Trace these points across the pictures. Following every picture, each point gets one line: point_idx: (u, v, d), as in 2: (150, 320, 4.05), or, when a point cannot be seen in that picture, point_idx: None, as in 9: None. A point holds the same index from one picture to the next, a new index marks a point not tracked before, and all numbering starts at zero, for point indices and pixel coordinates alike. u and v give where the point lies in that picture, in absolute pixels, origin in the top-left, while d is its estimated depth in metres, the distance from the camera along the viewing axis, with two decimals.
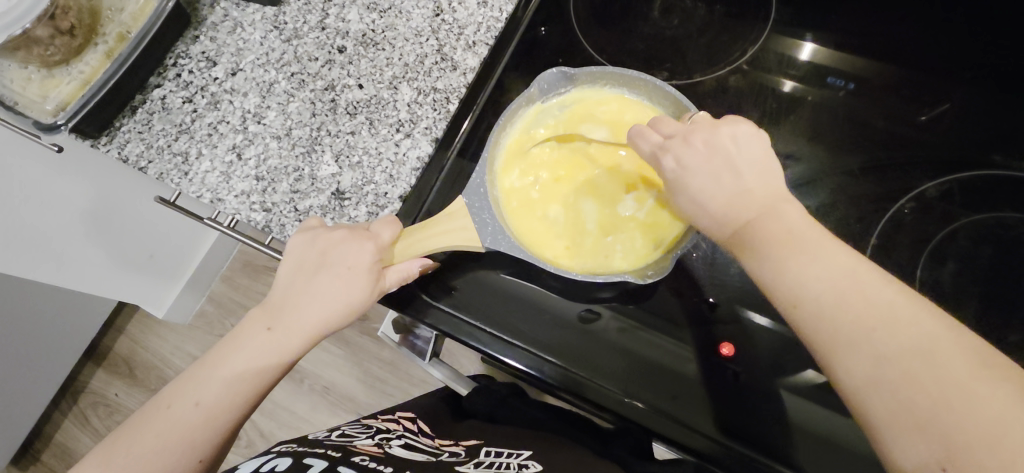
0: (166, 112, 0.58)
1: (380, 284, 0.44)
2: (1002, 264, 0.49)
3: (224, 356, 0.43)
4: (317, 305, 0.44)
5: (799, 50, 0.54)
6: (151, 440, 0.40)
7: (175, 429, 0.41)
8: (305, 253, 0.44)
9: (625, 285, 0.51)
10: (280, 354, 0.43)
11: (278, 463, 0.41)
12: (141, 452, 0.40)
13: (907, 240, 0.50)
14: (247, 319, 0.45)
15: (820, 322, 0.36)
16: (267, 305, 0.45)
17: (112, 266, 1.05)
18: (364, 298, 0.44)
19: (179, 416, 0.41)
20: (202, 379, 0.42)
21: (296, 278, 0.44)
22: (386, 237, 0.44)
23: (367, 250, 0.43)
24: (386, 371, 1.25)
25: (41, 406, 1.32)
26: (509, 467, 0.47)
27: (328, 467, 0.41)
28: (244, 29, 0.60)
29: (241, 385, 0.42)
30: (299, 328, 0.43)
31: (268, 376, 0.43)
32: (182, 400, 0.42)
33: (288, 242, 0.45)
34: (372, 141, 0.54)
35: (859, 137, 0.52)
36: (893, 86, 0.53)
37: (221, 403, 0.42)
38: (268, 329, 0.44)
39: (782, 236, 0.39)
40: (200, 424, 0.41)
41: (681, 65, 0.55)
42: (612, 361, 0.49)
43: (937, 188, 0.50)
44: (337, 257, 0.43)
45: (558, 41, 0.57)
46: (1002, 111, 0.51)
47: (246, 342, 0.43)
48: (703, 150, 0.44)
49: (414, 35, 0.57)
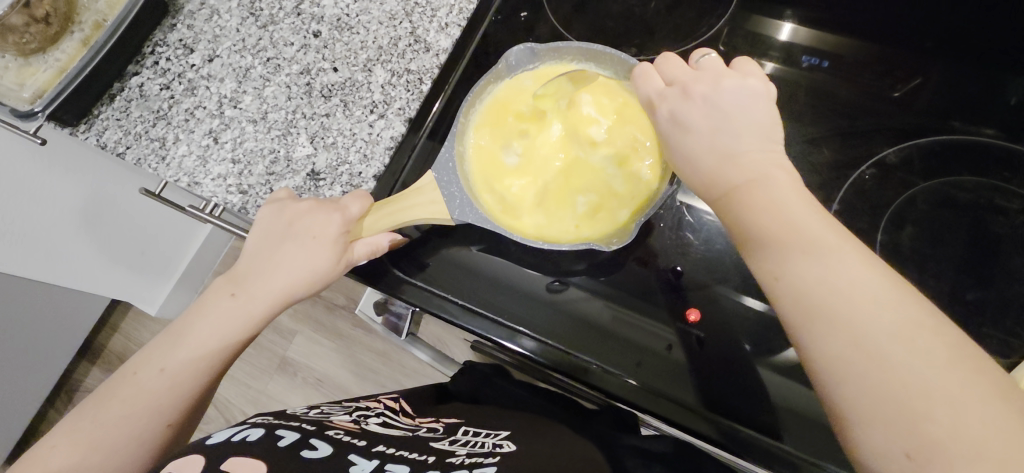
0: (144, 99, 0.58)
1: (346, 255, 0.46)
2: (961, 227, 0.50)
3: (188, 325, 0.47)
4: (281, 273, 0.46)
5: (778, 31, 0.55)
6: (120, 405, 0.45)
7: (142, 395, 0.45)
8: (272, 225, 0.46)
9: (594, 257, 0.52)
10: (242, 321, 0.47)
11: (250, 434, 0.43)
12: (112, 415, 0.45)
13: (867, 206, 0.51)
14: (213, 288, 0.48)
15: (799, 280, 0.37)
16: (233, 272, 0.49)
17: (103, 262, 1.06)
18: (329, 267, 0.46)
19: (145, 382, 0.45)
20: (168, 348, 0.46)
21: (260, 251, 0.47)
22: (354, 211, 0.46)
23: (332, 221, 0.45)
24: (377, 361, 1.26)
25: (36, 403, 1.33)
26: (484, 447, 0.46)
27: (300, 441, 0.43)
28: (220, 16, 0.60)
29: (202, 352, 0.46)
30: (260, 297, 0.47)
31: (230, 344, 0.47)
32: (150, 367, 0.46)
33: (258, 216, 0.48)
34: (347, 122, 0.55)
35: (824, 109, 0.53)
36: (861, 58, 0.54)
37: (185, 369, 0.46)
38: (232, 296, 0.47)
39: (769, 208, 0.39)
40: (165, 389, 0.45)
41: (649, 41, 0.56)
42: (579, 330, 0.50)
43: (897, 154, 0.52)
44: (301, 229, 0.45)
45: (530, 21, 0.58)
46: (967, 80, 0.52)
47: (210, 311, 0.47)
48: (703, 101, 0.44)
49: (387, 18, 0.57)
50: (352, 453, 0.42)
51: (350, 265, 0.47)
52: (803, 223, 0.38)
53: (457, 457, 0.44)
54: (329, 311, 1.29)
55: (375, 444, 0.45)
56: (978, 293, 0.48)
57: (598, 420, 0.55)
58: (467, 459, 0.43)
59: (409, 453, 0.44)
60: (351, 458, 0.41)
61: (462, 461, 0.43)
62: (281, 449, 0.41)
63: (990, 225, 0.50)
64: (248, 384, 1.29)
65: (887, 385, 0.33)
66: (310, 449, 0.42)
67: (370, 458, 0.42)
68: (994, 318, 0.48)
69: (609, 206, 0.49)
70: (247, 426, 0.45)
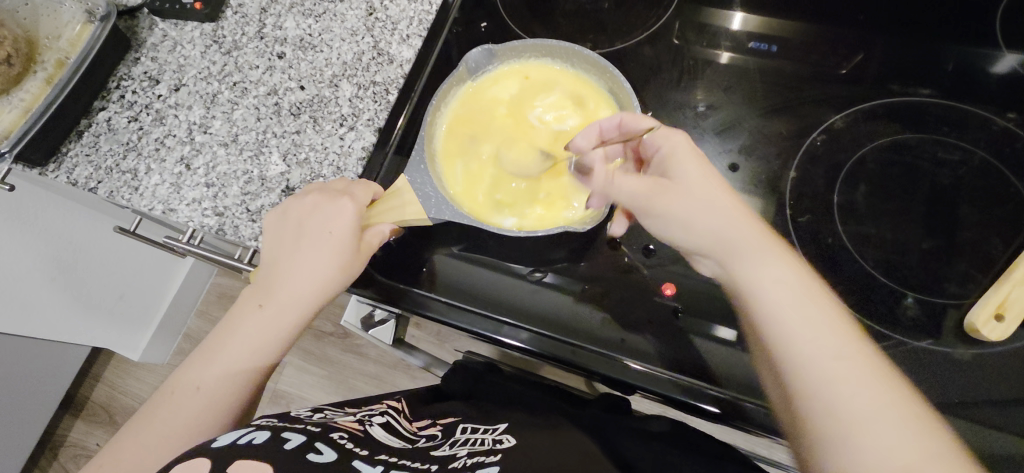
0: (113, 133, 0.58)
1: (361, 247, 0.47)
2: (913, 183, 0.53)
3: (222, 338, 0.47)
4: (301, 275, 0.47)
5: (730, 21, 0.58)
6: (160, 426, 0.44)
7: (180, 414, 0.45)
8: (286, 227, 0.47)
9: (572, 244, 0.53)
10: (273, 327, 0.47)
11: (256, 437, 0.42)
12: (153, 437, 0.44)
13: (823, 169, 0.53)
14: (240, 298, 0.49)
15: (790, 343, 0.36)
16: (256, 283, 0.48)
17: (77, 306, 1.05)
18: (349, 259, 0.47)
19: (183, 402, 0.45)
20: (204, 362, 0.46)
21: (279, 253, 0.48)
22: (360, 197, 0.47)
23: (343, 212, 0.46)
24: (370, 384, 1.25)
25: (19, 463, 1.28)
26: (484, 443, 0.46)
27: (306, 445, 0.42)
28: (183, 46, 0.61)
29: (236, 366, 0.46)
30: (285, 300, 0.47)
31: (264, 349, 0.47)
32: (187, 383, 0.46)
33: (266, 222, 0.49)
34: (318, 137, 0.56)
35: (774, 86, 0.56)
36: (803, 39, 0.57)
37: (221, 384, 0.46)
38: (259, 304, 0.47)
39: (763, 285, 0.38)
40: (202, 407, 0.45)
41: (602, 36, 0.58)
42: (561, 315, 0.51)
43: (843, 119, 0.54)
44: (316, 224, 0.46)
45: (489, 26, 0.60)
46: (902, 50, 0.56)
47: (239, 320, 0.47)
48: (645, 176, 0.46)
49: (350, 35, 0.59)
50: (356, 460, 0.42)
51: (367, 256, 0.48)
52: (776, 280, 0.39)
53: (459, 460, 0.43)
54: (316, 338, 1.28)
55: (378, 450, 0.45)
56: (930, 241, 0.51)
57: (592, 405, 0.55)
58: (469, 460, 0.43)
59: (413, 462, 0.44)
60: (355, 464, 0.41)
61: (463, 463, 0.42)
62: (288, 451, 0.41)
63: (936, 177, 0.53)
64: None
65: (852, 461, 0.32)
66: (316, 453, 0.41)
67: (374, 464, 0.42)
68: (949, 263, 0.50)
69: (488, 98, 0.54)
70: (253, 428, 0.44)
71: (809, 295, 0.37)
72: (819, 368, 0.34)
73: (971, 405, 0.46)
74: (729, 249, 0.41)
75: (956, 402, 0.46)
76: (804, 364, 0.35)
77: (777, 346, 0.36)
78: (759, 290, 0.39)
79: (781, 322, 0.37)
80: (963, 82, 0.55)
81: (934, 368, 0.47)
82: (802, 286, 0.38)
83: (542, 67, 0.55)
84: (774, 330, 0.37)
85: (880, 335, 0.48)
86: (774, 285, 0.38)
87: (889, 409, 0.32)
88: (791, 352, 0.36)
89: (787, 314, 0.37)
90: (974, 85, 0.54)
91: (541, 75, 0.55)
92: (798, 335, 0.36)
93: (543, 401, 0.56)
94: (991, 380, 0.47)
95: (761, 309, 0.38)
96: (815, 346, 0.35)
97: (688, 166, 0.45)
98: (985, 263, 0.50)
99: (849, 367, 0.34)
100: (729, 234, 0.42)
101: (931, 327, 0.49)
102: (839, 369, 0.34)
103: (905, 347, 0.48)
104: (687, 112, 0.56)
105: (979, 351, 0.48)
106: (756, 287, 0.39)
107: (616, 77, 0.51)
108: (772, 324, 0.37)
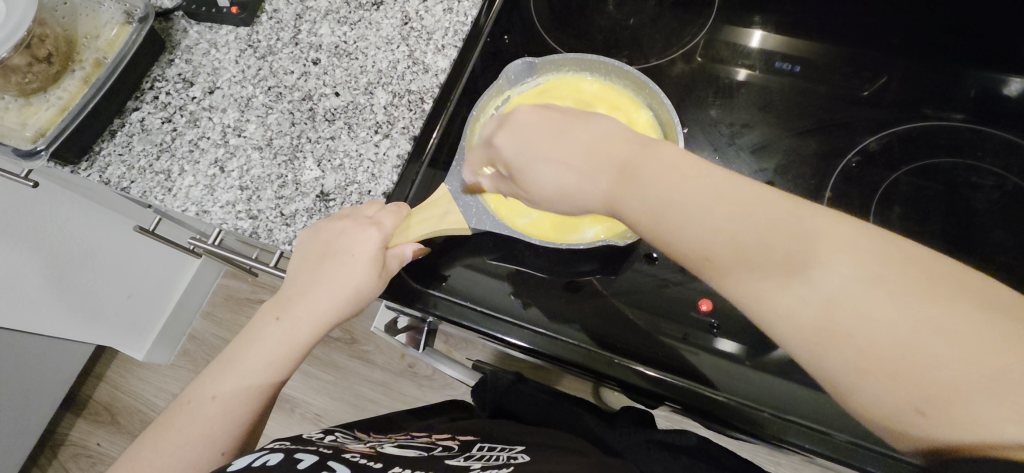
0: (147, 133, 0.59)
1: (384, 270, 0.46)
2: (947, 205, 0.53)
3: (238, 352, 0.45)
4: (324, 292, 0.46)
5: (749, 39, 0.59)
6: (175, 433, 0.43)
7: (194, 424, 0.43)
8: (312, 245, 0.47)
9: (605, 257, 0.53)
10: (289, 344, 0.45)
11: (269, 459, 0.41)
12: (168, 444, 0.43)
13: (857, 191, 0.54)
14: (261, 311, 0.47)
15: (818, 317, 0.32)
16: (277, 296, 0.47)
17: (85, 304, 1.05)
18: (371, 281, 0.46)
19: (198, 411, 0.43)
20: (219, 373, 0.45)
21: (302, 270, 0.47)
22: (388, 225, 0.46)
23: (370, 235, 0.45)
24: (377, 391, 1.24)
25: (18, 462, 1.27)
26: (498, 460, 0.45)
27: (318, 464, 0.41)
28: (218, 49, 0.62)
29: (252, 378, 0.44)
30: (305, 317, 0.46)
31: (281, 365, 0.45)
32: (201, 395, 0.44)
33: (297, 241, 0.49)
34: (352, 144, 0.56)
35: (805, 107, 0.57)
36: (833, 61, 0.58)
37: (236, 395, 0.44)
38: (277, 320, 0.46)
39: (748, 235, 0.35)
40: (216, 417, 0.43)
41: (638, 52, 0.59)
42: (598, 329, 0.51)
43: (877, 142, 0.55)
44: (341, 245, 0.46)
45: (523, 40, 0.60)
46: (934, 76, 0.57)
47: (257, 333, 0.46)
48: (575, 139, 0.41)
49: (385, 43, 0.60)
50: None
51: (389, 280, 0.47)
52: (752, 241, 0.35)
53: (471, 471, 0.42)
54: (324, 343, 1.28)
55: (391, 465, 0.43)
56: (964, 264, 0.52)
57: (619, 419, 0.55)
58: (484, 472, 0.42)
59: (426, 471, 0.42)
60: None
61: None
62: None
63: (969, 201, 0.53)
64: None
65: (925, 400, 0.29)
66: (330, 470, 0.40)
67: None
68: None
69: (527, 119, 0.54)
70: (266, 450, 0.43)
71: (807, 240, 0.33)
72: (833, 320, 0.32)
73: None
74: (665, 227, 0.38)
75: None
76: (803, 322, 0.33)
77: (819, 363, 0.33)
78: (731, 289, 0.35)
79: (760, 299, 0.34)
80: (991, 108, 0.56)
81: None
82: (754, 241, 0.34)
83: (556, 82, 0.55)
84: (787, 324, 0.33)
85: None
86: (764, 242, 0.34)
87: (929, 333, 0.29)
88: (806, 338, 0.33)
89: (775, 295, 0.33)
90: (1002, 110, 0.55)
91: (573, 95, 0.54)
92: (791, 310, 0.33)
93: (571, 414, 0.56)
94: None
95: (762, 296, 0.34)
96: (836, 312, 0.31)
97: (529, 151, 0.41)
98: (1013, 287, 0.51)
99: (875, 310, 0.31)
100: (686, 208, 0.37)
101: None
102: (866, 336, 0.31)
103: None
104: (720, 130, 0.56)
105: None
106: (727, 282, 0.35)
107: (656, 92, 0.51)
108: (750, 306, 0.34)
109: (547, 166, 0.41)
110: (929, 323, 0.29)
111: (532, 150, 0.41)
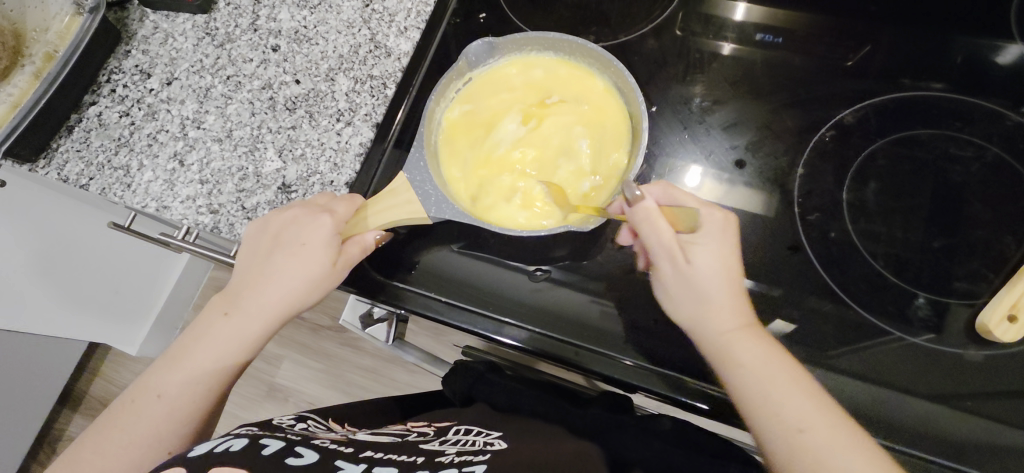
0: (104, 128, 0.57)
1: (341, 257, 0.45)
2: (926, 178, 0.52)
3: (185, 348, 0.44)
4: (278, 285, 0.45)
5: (733, 12, 0.57)
6: (117, 434, 0.42)
7: (138, 423, 0.42)
8: (260, 239, 0.46)
9: (574, 243, 0.52)
10: (239, 340, 0.44)
11: (233, 444, 0.38)
12: (112, 445, 0.41)
13: (831, 166, 0.52)
14: (209, 306, 0.46)
15: (750, 380, 0.41)
16: (228, 291, 0.46)
17: (71, 302, 1.04)
18: (325, 272, 0.45)
19: (143, 410, 0.42)
20: (166, 371, 0.44)
21: (252, 264, 0.46)
22: (342, 212, 0.45)
23: (323, 226, 0.44)
24: (370, 379, 1.24)
25: (17, 457, 1.28)
26: (474, 445, 0.43)
27: (285, 449, 0.38)
28: (175, 38, 0.59)
29: (201, 374, 0.44)
30: (255, 312, 0.45)
31: (231, 362, 0.44)
32: (146, 393, 0.43)
33: (246, 235, 0.47)
34: (314, 133, 0.55)
35: (782, 80, 0.55)
36: (813, 32, 0.56)
37: (184, 392, 0.43)
38: (226, 314, 0.45)
39: (736, 346, 0.43)
40: (162, 415, 0.42)
41: (606, 28, 0.57)
42: (562, 318, 0.50)
43: (853, 115, 0.53)
44: (290, 237, 0.45)
45: (491, 20, 0.58)
46: (918, 44, 0.54)
47: (206, 328, 0.45)
48: (701, 273, 0.44)
49: (346, 27, 0.58)
50: (339, 459, 0.38)
51: (346, 270, 0.46)
52: (744, 366, 0.42)
53: (446, 456, 0.41)
54: (315, 333, 1.27)
55: (364, 450, 0.41)
56: (942, 239, 0.50)
57: (593, 405, 0.54)
58: (457, 458, 0.40)
59: (398, 456, 0.40)
60: (339, 463, 0.38)
61: (451, 459, 0.40)
62: (266, 456, 0.37)
63: (946, 174, 0.52)
64: (237, 415, 1.25)
65: (806, 451, 0.38)
66: (296, 455, 0.38)
67: (358, 462, 0.39)
68: (960, 261, 0.50)
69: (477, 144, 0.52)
70: (230, 436, 0.40)
71: (789, 381, 0.41)
72: (766, 392, 0.41)
73: (977, 400, 0.46)
74: (723, 354, 0.43)
75: (962, 395, 0.46)
76: (754, 396, 0.41)
77: (757, 411, 0.41)
78: (762, 427, 0.41)
79: (801, 442, 0.39)
80: (976, 75, 0.53)
81: (941, 366, 0.47)
82: (812, 397, 0.40)
83: (487, 80, 0.54)
84: (749, 400, 0.41)
85: (891, 333, 0.48)
86: (762, 361, 0.42)
87: (853, 446, 0.38)
88: (746, 397, 0.42)
89: (818, 448, 0.38)
90: (986, 79, 0.53)
91: (506, 79, 0.54)
92: (780, 417, 0.40)
93: (544, 400, 0.55)
94: (1005, 381, 0.47)
95: (732, 372, 0.42)
96: (757, 387, 0.41)
97: (708, 240, 0.45)
98: (994, 261, 0.50)
99: (813, 435, 0.39)
100: (771, 404, 0.40)
101: (940, 327, 0.48)
102: (789, 413, 0.40)
103: (908, 343, 0.48)
104: (692, 108, 0.54)
105: (989, 351, 0.47)
106: (773, 438, 0.40)
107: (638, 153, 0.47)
108: (743, 397, 0.42)
109: (710, 270, 0.44)
110: (840, 441, 0.38)
111: (701, 250, 0.44)
